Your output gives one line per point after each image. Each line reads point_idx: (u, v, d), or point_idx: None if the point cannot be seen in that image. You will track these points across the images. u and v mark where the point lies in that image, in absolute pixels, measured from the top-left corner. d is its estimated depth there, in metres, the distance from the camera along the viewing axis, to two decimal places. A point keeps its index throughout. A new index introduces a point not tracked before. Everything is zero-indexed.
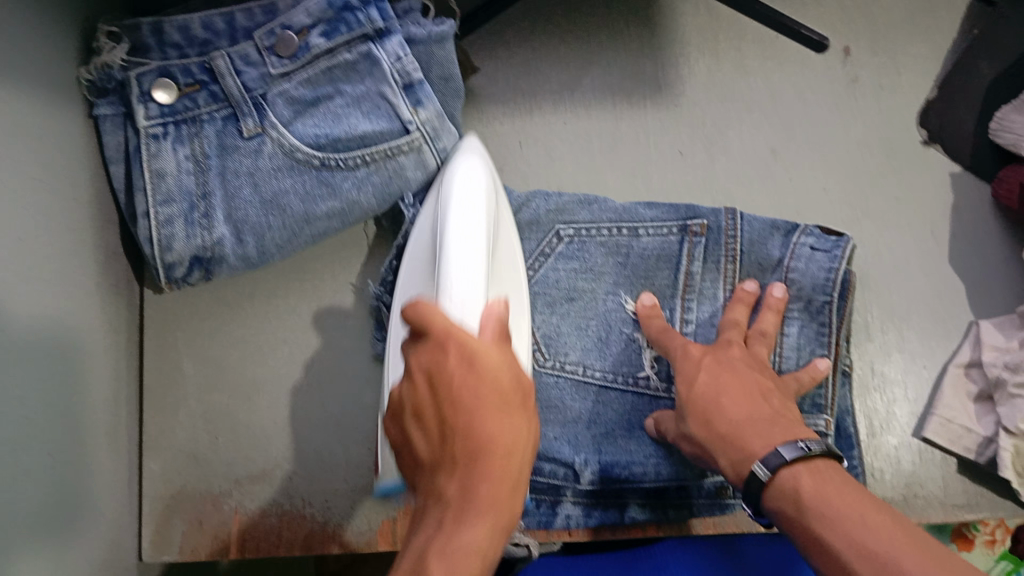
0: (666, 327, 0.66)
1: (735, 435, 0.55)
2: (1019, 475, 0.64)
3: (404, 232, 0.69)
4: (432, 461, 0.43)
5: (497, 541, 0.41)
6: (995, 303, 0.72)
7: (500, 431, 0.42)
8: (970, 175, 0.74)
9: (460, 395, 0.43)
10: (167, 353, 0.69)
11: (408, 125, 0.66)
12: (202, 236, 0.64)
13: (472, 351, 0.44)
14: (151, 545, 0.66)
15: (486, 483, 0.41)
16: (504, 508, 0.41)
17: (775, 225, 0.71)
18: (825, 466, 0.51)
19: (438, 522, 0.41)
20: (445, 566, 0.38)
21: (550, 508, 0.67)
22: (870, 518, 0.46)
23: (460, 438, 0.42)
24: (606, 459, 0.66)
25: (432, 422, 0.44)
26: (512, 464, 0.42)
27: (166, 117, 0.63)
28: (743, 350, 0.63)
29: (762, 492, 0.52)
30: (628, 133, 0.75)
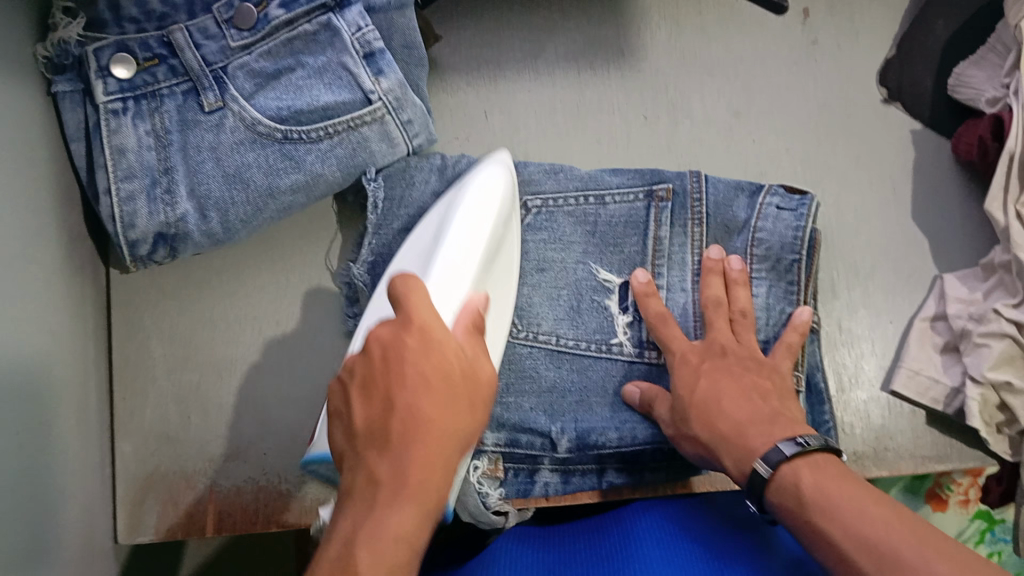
0: (664, 314, 0.66)
1: (738, 436, 0.56)
2: (986, 423, 0.65)
3: (374, 209, 0.68)
4: (367, 439, 0.45)
5: (420, 524, 0.43)
6: (960, 257, 0.72)
7: (441, 416, 0.45)
8: (930, 132, 0.75)
9: (411, 375, 0.46)
10: (135, 334, 0.69)
11: (370, 95, 0.66)
12: (164, 212, 0.63)
13: (433, 334, 0.48)
14: (125, 527, 0.66)
15: (419, 466, 0.43)
16: (432, 494, 0.43)
17: (740, 186, 0.71)
18: (824, 459, 0.52)
19: (367, 498, 0.43)
20: (371, 551, 0.40)
21: (529, 476, 0.67)
22: (868, 509, 0.47)
23: (400, 416, 0.45)
24: (583, 426, 0.67)
25: (376, 395, 0.46)
26: (445, 447, 0.45)
27: (125, 93, 0.62)
28: (733, 344, 0.64)
29: (764, 489, 0.53)
30: (593, 100, 0.75)
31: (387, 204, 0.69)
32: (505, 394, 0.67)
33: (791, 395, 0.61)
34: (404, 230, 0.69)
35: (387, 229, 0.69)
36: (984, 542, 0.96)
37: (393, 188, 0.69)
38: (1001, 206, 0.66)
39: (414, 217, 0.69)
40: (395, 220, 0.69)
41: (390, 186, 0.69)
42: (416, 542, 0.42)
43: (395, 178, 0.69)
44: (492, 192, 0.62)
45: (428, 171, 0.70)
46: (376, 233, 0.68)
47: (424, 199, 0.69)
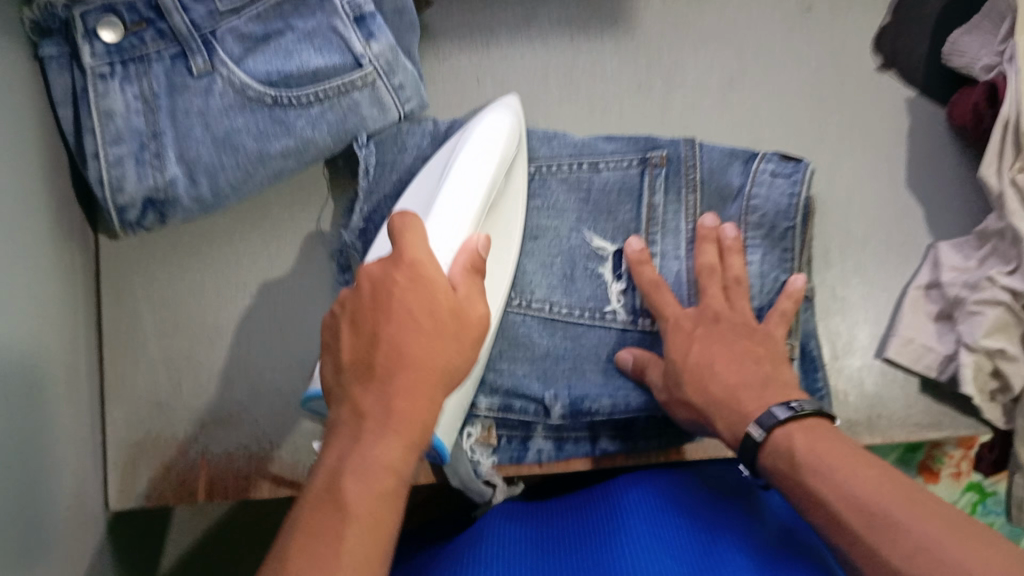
0: (658, 281, 0.65)
1: (732, 401, 0.56)
2: (979, 390, 0.65)
3: (365, 171, 0.68)
4: (354, 372, 0.48)
5: (404, 451, 0.45)
6: (954, 225, 0.72)
7: (426, 351, 0.47)
8: (924, 100, 0.75)
9: (397, 313, 0.49)
10: (125, 301, 0.69)
11: (360, 59, 0.65)
12: (153, 176, 0.63)
13: (420, 273, 0.50)
14: (117, 493, 0.66)
15: (403, 397, 0.46)
16: (416, 424, 0.46)
17: (734, 153, 0.70)
18: (817, 424, 0.52)
19: (354, 426, 0.46)
20: (358, 479, 0.43)
21: (522, 443, 0.68)
22: (860, 471, 0.47)
23: (385, 350, 0.47)
24: (576, 393, 0.66)
25: (364, 331, 0.49)
26: (430, 380, 0.47)
27: (112, 56, 0.61)
28: (727, 312, 0.63)
29: (757, 453, 0.53)
30: (586, 67, 0.75)
31: (379, 168, 0.69)
32: (498, 360, 0.67)
33: (784, 361, 0.60)
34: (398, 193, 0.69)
35: (380, 192, 0.69)
36: (976, 514, 0.97)
37: (385, 152, 0.70)
38: (996, 171, 0.66)
39: (407, 179, 0.69)
40: (387, 184, 0.69)
41: (382, 151, 0.69)
42: (401, 468, 0.45)
43: (387, 141, 0.69)
44: (495, 136, 0.63)
45: (420, 135, 0.70)
46: (369, 198, 0.69)
47: (417, 164, 0.70)
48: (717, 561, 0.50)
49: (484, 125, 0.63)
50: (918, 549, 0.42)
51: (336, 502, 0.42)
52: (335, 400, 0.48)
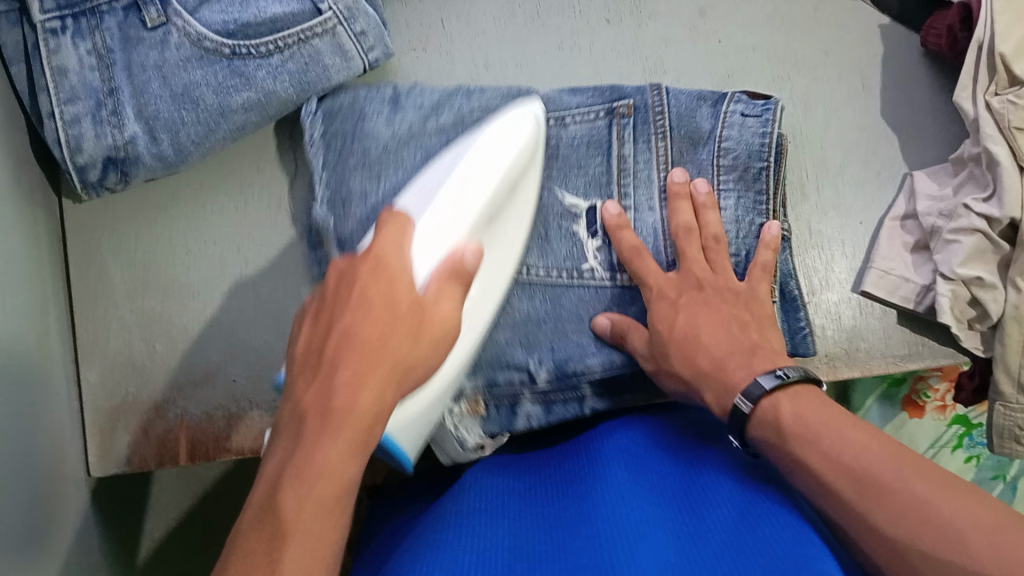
0: (637, 245, 0.64)
1: (720, 372, 0.57)
2: (957, 320, 0.65)
3: (311, 141, 0.65)
4: (307, 366, 0.47)
5: (352, 453, 0.43)
6: (930, 152, 0.71)
7: (377, 341, 0.46)
8: (898, 25, 0.73)
9: (352, 301, 0.48)
10: (93, 261, 0.68)
11: (319, 5, 0.63)
12: (112, 134, 0.61)
13: (383, 268, 0.49)
14: (98, 457, 0.66)
15: (345, 392, 0.44)
16: (361, 423, 0.44)
17: (702, 96, 0.69)
18: (805, 390, 0.52)
19: (296, 428, 0.44)
20: (296, 486, 0.42)
21: (510, 410, 0.67)
22: (847, 434, 0.47)
23: (335, 341, 0.46)
24: (560, 356, 0.66)
25: (321, 320, 0.48)
26: (381, 371, 0.45)
27: (63, 10, 0.60)
28: (709, 276, 0.62)
29: (746, 424, 0.53)
30: (553, 4, 0.73)
31: (341, 137, 0.65)
32: None
33: (771, 324, 0.61)
34: (364, 168, 0.65)
35: (345, 168, 0.65)
36: (962, 446, 0.98)
37: (343, 122, 0.66)
38: (971, 95, 0.65)
39: (372, 149, 0.65)
40: (351, 155, 0.65)
41: (340, 122, 0.66)
42: (343, 473, 0.43)
43: (345, 113, 0.66)
44: (510, 141, 0.60)
45: (379, 102, 0.67)
46: (332, 169, 0.65)
47: (387, 136, 0.66)
48: (699, 506, 0.50)
49: (500, 130, 0.60)
50: (913, 509, 0.43)
51: (273, 514, 0.41)
52: (286, 395, 0.47)
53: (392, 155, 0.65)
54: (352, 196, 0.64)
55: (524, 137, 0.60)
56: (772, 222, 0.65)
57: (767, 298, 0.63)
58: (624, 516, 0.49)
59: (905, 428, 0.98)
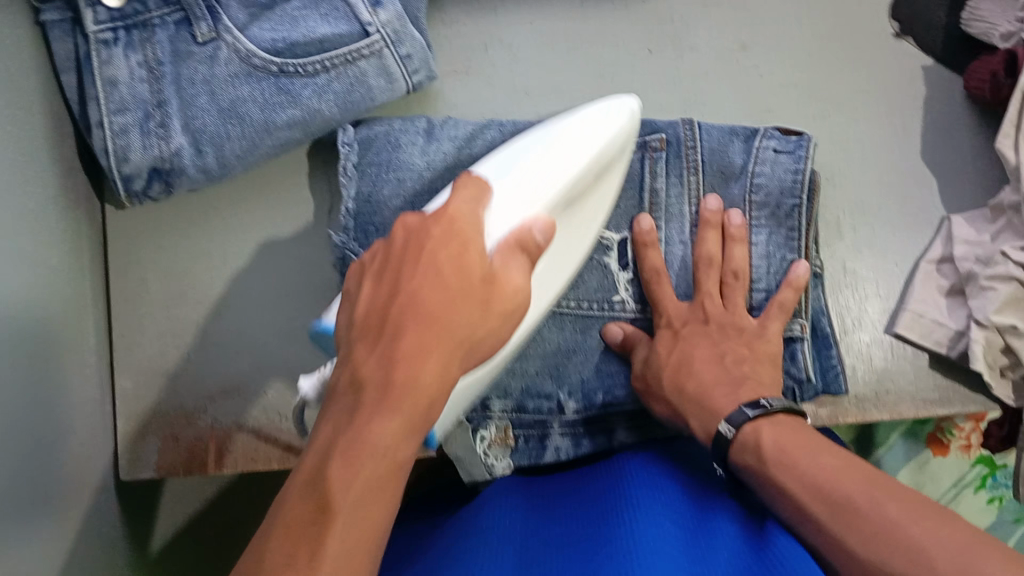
0: (660, 269, 0.64)
1: (703, 398, 0.59)
2: (989, 367, 0.65)
3: (342, 168, 0.66)
4: (365, 327, 0.45)
5: (407, 427, 0.42)
6: (968, 196, 0.71)
7: (444, 311, 0.45)
8: (941, 67, 0.73)
9: (423, 264, 0.46)
10: (132, 269, 0.68)
11: (367, 27, 0.64)
12: (158, 146, 0.62)
13: (457, 233, 0.48)
14: (127, 462, 0.66)
15: (408, 363, 0.43)
16: (422, 396, 0.43)
17: (735, 131, 0.68)
18: (786, 418, 0.53)
19: (351, 398, 0.43)
20: (349, 457, 0.40)
21: (539, 442, 0.67)
22: (823, 460, 0.48)
23: (400, 307, 0.45)
24: (588, 386, 0.66)
25: (384, 285, 0.47)
26: (446, 346, 0.44)
27: (116, 22, 0.61)
28: (720, 313, 0.64)
29: (729, 450, 0.53)
30: (596, 32, 0.73)
31: (376, 168, 0.66)
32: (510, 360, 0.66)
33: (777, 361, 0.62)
34: (397, 195, 0.66)
35: (380, 197, 0.65)
36: (985, 486, 0.97)
37: (377, 152, 0.67)
38: (1013, 142, 0.65)
39: (406, 179, 0.66)
40: (385, 184, 0.66)
41: (374, 153, 0.66)
42: (398, 450, 0.41)
43: (379, 143, 0.67)
44: (601, 127, 0.58)
45: (413, 133, 0.68)
46: (363, 199, 0.65)
47: (421, 166, 0.67)
48: (713, 530, 0.50)
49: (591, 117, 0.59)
50: (884, 533, 0.42)
51: (323, 483, 0.39)
52: (340, 362, 0.45)
53: (426, 184, 0.66)
54: (385, 224, 0.65)
55: (614, 131, 0.59)
56: (803, 260, 0.65)
57: (776, 336, 0.63)
58: (641, 535, 0.49)
59: (928, 466, 0.97)
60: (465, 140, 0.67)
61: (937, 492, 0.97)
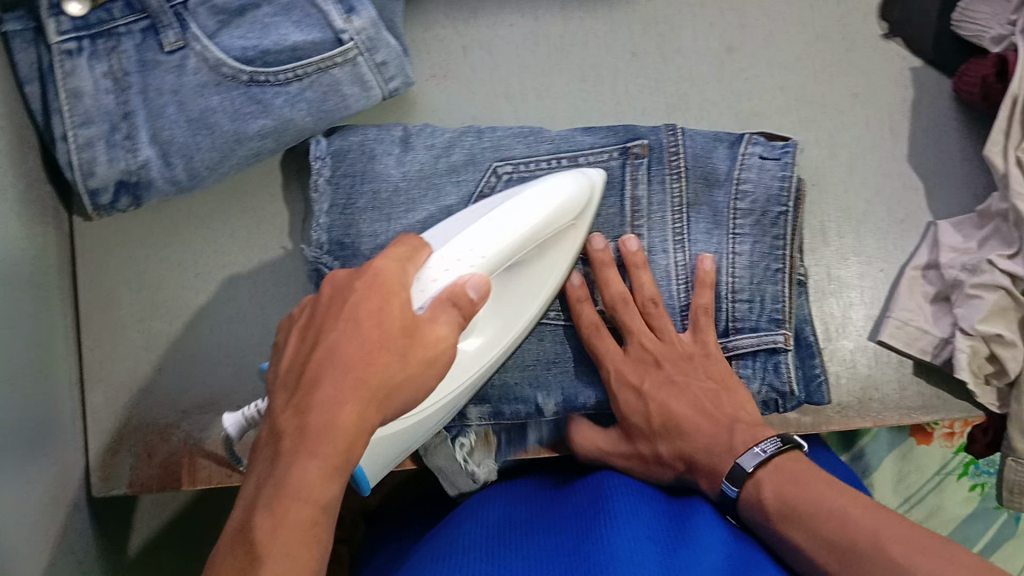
0: (595, 325, 0.62)
1: (712, 453, 0.56)
2: (974, 375, 0.64)
3: (314, 184, 0.64)
4: (289, 375, 0.45)
5: (328, 474, 0.41)
6: (955, 201, 0.70)
7: (362, 360, 0.43)
8: (930, 69, 0.72)
9: (344, 315, 0.45)
10: (102, 282, 0.67)
11: (341, 35, 0.62)
12: (125, 159, 0.60)
13: (381, 283, 0.46)
14: (100, 479, 0.65)
15: (322, 411, 0.42)
16: (339, 441, 0.42)
17: (718, 137, 0.66)
18: (786, 462, 0.53)
19: (272, 449, 0.42)
20: (270, 515, 0.40)
21: (519, 440, 0.67)
22: (832, 507, 0.48)
23: (319, 358, 0.44)
24: (568, 390, 0.65)
25: (308, 335, 0.46)
26: (362, 391, 0.43)
27: (79, 31, 0.58)
28: (662, 348, 0.62)
29: (735, 503, 0.53)
30: (579, 33, 0.71)
31: (350, 178, 0.65)
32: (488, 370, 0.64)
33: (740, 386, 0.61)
34: (372, 209, 0.64)
35: (355, 211, 0.64)
36: (967, 473, 0.95)
37: (352, 164, 0.65)
38: (1002, 150, 0.64)
39: (382, 190, 0.64)
40: (360, 196, 0.64)
41: (349, 163, 0.65)
42: (321, 495, 0.41)
43: (353, 155, 0.65)
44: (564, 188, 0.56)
45: (389, 143, 0.66)
46: (340, 211, 0.64)
47: (401, 181, 0.65)
48: (691, 540, 0.48)
49: (553, 180, 0.57)
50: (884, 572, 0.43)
51: (247, 540, 0.40)
52: (267, 411, 0.45)
53: (403, 195, 0.64)
54: (359, 239, 0.63)
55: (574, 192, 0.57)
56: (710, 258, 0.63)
57: (718, 351, 0.62)
58: (620, 547, 0.46)
59: (912, 455, 0.95)
60: (442, 149, 0.66)
61: (920, 482, 0.95)
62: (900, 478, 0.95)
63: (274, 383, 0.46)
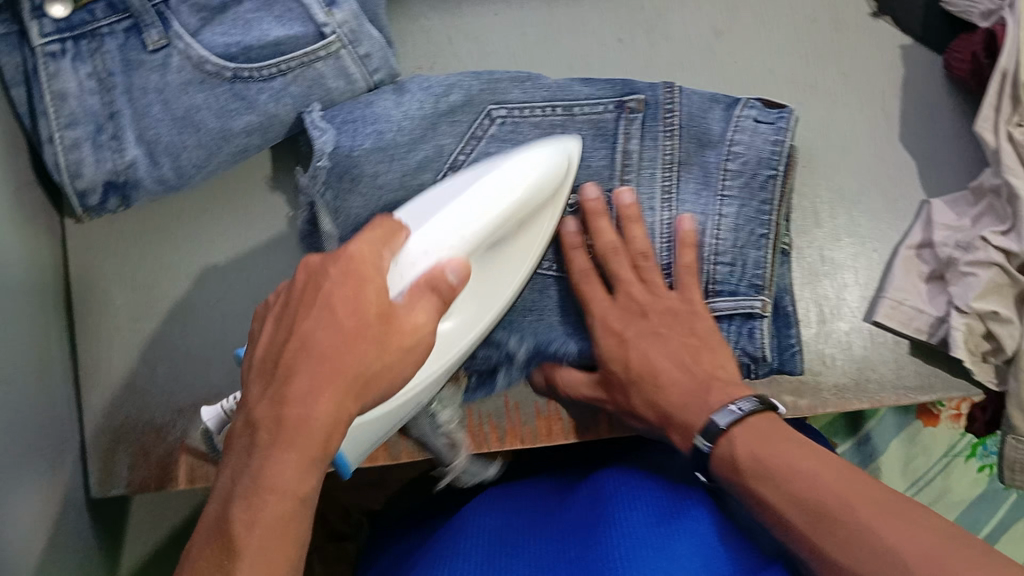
0: (586, 271, 0.62)
1: (684, 410, 0.56)
2: (970, 353, 0.63)
3: (313, 130, 0.62)
4: (262, 365, 0.45)
5: (305, 468, 0.42)
6: (948, 179, 0.69)
7: (337, 350, 0.43)
8: (921, 47, 0.71)
9: (318, 304, 0.45)
10: (95, 283, 0.67)
11: (323, 28, 0.62)
12: (112, 159, 0.60)
13: (356, 269, 0.46)
14: (98, 480, 0.65)
15: (298, 403, 0.42)
16: (315, 433, 0.42)
17: (715, 98, 0.65)
18: (761, 421, 0.51)
19: (248, 441, 0.42)
20: (247, 509, 0.40)
21: (488, 381, 0.66)
22: (801, 466, 0.47)
23: (293, 349, 0.44)
24: (542, 339, 0.64)
25: (281, 324, 0.46)
26: (338, 383, 0.43)
27: (62, 33, 0.59)
28: (650, 299, 0.61)
29: (709, 462, 0.52)
30: (565, 21, 0.71)
31: (349, 121, 0.62)
32: None
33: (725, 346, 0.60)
34: (375, 149, 0.61)
35: (360, 152, 0.61)
36: (975, 455, 0.94)
37: (348, 112, 0.63)
38: (991, 126, 0.64)
39: (385, 131, 0.62)
40: (364, 137, 0.61)
41: (344, 111, 0.62)
42: (299, 489, 0.41)
43: (349, 106, 0.63)
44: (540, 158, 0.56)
45: (383, 93, 0.64)
46: (339, 157, 0.61)
47: (403, 121, 0.62)
48: (687, 532, 0.48)
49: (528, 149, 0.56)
50: (854, 535, 0.42)
51: (225, 535, 0.40)
52: (240, 402, 0.45)
53: (404, 137, 0.62)
54: (362, 175, 0.61)
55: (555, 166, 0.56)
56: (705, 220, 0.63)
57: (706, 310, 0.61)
58: (615, 552, 0.46)
59: (919, 437, 0.94)
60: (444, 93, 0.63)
61: (926, 464, 0.94)
62: (908, 460, 0.94)
63: (249, 372, 0.45)
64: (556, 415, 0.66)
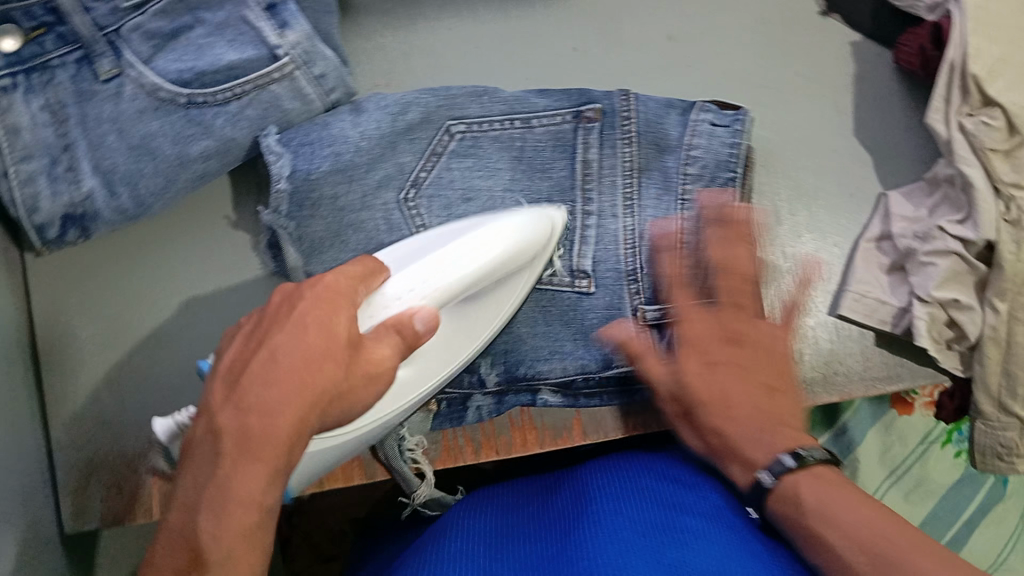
0: (682, 283, 0.61)
1: (751, 442, 0.54)
2: (934, 342, 0.64)
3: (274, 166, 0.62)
4: (227, 373, 0.45)
5: (268, 479, 0.42)
6: (903, 171, 0.70)
7: (303, 363, 0.43)
8: (870, 43, 0.73)
9: (291, 321, 0.45)
10: (58, 316, 0.67)
11: (276, 50, 0.61)
12: (68, 192, 0.60)
13: (329, 296, 0.46)
14: (72, 515, 0.64)
15: (262, 413, 0.42)
16: (279, 443, 0.42)
17: (671, 103, 0.65)
18: (825, 472, 0.51)
19: (211, 449, 0.42)
20: (212, 518, 0.41)
21: (460, 404, 0.65)
22: (873, 519, 0.47)
23: (261, 358, 0.44)
24: (511, 359, 0.64)
25: (253, 337, 0.46)
26: (304, 397, 0.43)
27: (14, 67, 0.57)
28: (749, 325, 0.59)
29: (766, 500, 0.51)
30: (520, 33, 0.72)
31: (308, 145, 0.63)
32: None
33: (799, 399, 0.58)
34: (334, 171, 0.62)
35: (319, 176, 0.62)
36: (952, 441, 0.93)
37: (307, 136, 0.63)
38: (942, 116, 0.64)
39: (345, 153, 0.62)
40: (322, 160, 0.62)
41: (303, 134, 0.63)
42: (262, 499, 0.42)
43: (308, 130, 0.63)
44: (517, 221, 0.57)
45: (342, 114, 0.64)
46: (300, 189, 0.61)
47: (363, 141, 0.63)
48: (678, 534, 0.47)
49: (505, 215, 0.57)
50: None
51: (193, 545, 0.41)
52: (201, 407, 0.45)
53: (365, 156, 0.63)
54: (320, 200, 0.62)
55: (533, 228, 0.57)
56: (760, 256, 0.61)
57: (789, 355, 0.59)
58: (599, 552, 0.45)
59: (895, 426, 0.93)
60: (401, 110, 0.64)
61: (904, 452, 0.93)
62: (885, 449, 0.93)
63: (212, 379, 0.45)
64: (530, 426, 0.66)
